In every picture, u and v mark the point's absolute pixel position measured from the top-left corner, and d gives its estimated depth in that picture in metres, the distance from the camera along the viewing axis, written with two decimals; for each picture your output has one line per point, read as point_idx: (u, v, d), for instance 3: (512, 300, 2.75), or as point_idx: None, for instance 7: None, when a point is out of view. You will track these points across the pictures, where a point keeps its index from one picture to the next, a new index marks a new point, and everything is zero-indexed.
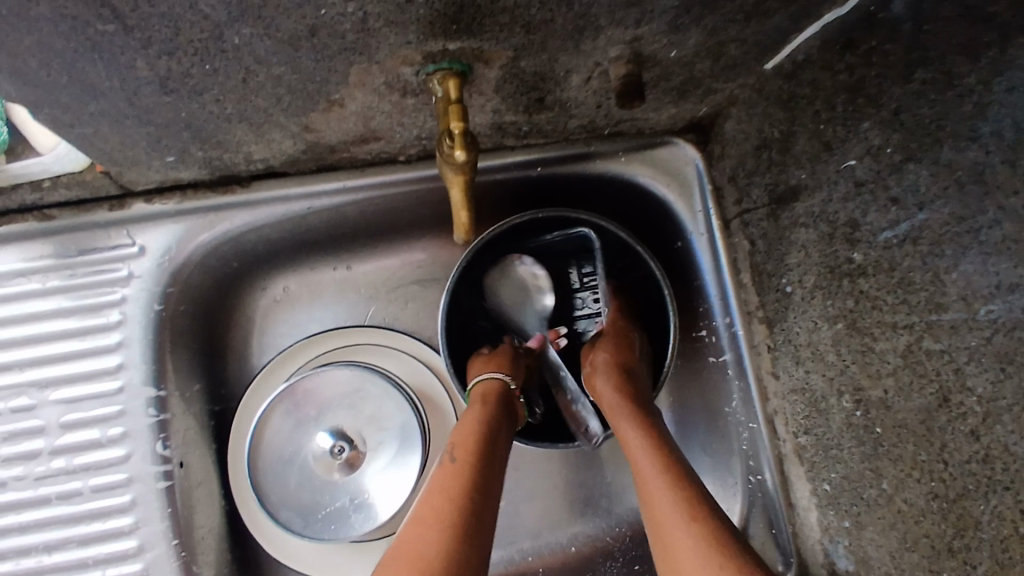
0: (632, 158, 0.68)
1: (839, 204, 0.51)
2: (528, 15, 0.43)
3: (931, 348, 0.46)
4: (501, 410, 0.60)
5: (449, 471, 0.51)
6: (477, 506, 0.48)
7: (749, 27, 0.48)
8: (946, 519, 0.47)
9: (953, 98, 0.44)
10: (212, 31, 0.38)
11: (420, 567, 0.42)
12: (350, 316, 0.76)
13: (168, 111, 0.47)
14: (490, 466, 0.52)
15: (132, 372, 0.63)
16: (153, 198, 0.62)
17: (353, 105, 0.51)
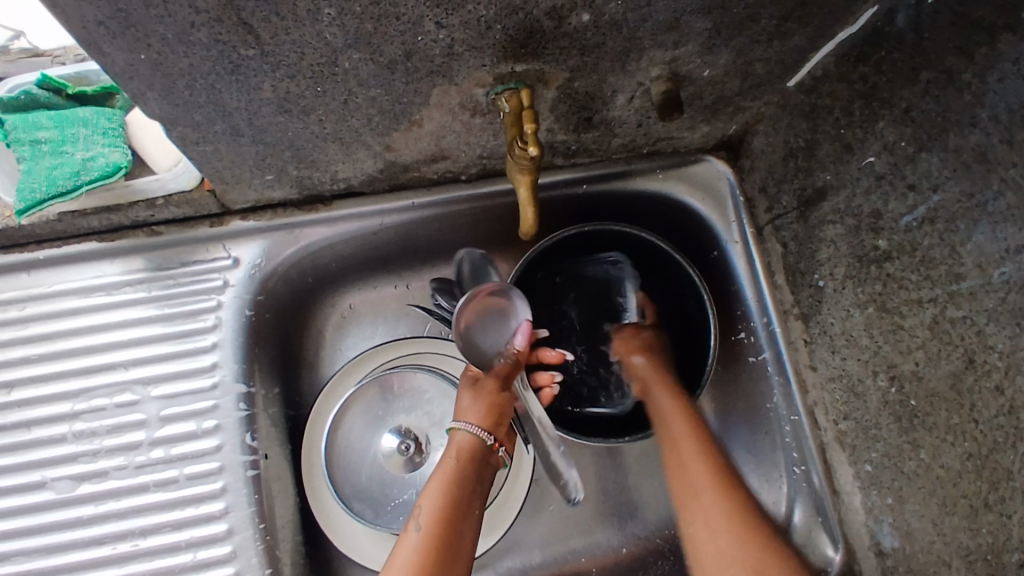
0: (669, 174, 0.75)
1: (862, 198, 0.57)
2: (585, 39, 0.51)
3: (955, 315, 0.50)
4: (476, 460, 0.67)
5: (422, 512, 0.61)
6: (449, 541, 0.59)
7: (772, 47, 0.56)
8: (980, 476, 0.51)
9: (954, 92, 0.48)
10: (329, 56, 0.47)
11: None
12: (411, 329, 0.83)
13: (279, 130, 0.56)
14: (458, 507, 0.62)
15: (225, 370, 0.70)
16: (247, 216, 0.70)
17: (430, 125, 0.59)
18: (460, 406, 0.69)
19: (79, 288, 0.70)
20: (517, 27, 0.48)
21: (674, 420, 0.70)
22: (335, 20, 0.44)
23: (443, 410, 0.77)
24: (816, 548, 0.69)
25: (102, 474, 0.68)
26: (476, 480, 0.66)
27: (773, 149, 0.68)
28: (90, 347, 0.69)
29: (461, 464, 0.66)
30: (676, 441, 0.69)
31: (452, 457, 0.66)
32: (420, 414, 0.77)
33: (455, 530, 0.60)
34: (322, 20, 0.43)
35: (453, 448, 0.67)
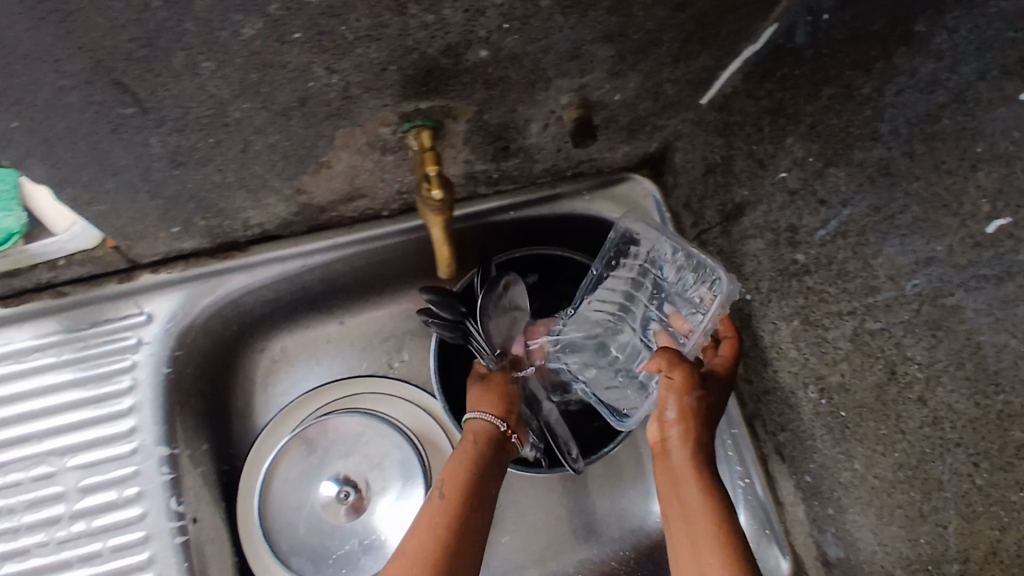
0: (595, 195, 0.75)
1: (779, 213, 0.58)
2: (487, 73, 0.49)
3: (873, 328, 0.51)
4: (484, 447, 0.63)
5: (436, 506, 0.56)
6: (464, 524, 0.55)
7: (679, 69, 0.56)
8: (913, 486, 0.51)
9: (854, 107, 0.49)
10: (216, 108, 0.45)
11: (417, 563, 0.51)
12: (347, 368, 0.80)
13: (176, 183, 0.53)
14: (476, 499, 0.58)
15: (145, 433, 0.67)
16: (158, 269, 0.68)
17: (339, 165, 0.57)
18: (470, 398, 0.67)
19: None
20: (414, 67, 0.46)
21: (687, 486, 0.54)
22: (216, 73, 0.42)
23: (381, 451, 0.75)
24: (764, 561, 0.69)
25: (23, 552, 0.65)
26: (490, 466, 0.62)
27: (693, 165, 0.68)
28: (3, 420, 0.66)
29: (480, 454, 0.62)
30: (688, 508, 0.53)
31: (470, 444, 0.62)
32: (358, 458, 0.74)
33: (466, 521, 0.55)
34: (201, 74, 0.41)
35: (467, 436, 0.63)
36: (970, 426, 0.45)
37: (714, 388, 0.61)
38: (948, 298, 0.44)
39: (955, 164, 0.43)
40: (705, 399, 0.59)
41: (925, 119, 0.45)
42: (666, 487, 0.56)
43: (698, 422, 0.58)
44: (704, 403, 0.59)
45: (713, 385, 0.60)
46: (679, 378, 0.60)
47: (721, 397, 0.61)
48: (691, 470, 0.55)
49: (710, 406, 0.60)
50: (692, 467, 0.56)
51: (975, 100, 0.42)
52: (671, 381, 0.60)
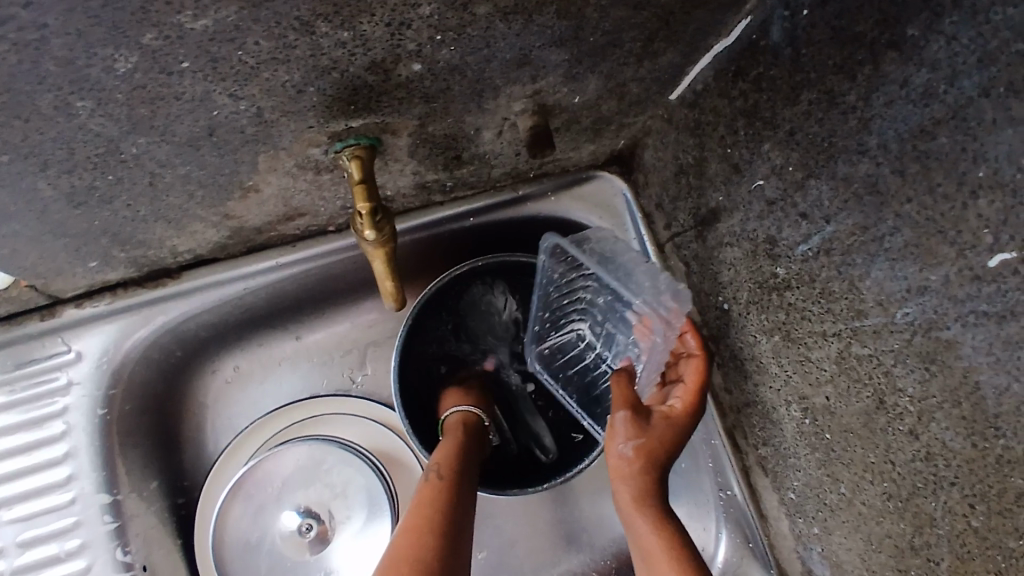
0: (561, 195, 0.69)
1: (756, 222, 0.53)
2: (425, 87, 0.43)
3: (860, 353, 0.46)
4: (471, 439, 0.64)
5: (432, 486, 0.56)
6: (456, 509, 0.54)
7: (643, 67, 0.51)
8: (903, 518, 0.47)
9: (838, 116, 0.43)
10: (107, 145, 0.40)
11: (418, 535, 0.50)
12: (306, 388, 0.75)
13: (82, 222, 0.47)
14: (467, 484, 0.58)
15: (83, 481, 0.63)
16: (83, 302, 0.62)
17: (269, 188, 0.51)
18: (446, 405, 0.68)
19: None
20: (335, 87, 0.40)
21: (638, 528, 0.53)
22: (96, 111, 0.36)
23: (344, 479, 0.71)
24: None
25: None
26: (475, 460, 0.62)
27: (664, 163, 0.63)
28: None
29: (459, 447, 0.61)
30: (643, 551, 0.52)
31: (454, 438, 0.63)
32: (319, 487, 0.70)
33: (457, 500, 0.55)
34: (79, 114, 0.36)
35: (451, 431, 0.64)
36: (966, 466, 0.41)
37: (662, 424, 0.56)
38: (943, 331, 0.40)
39: (954, 187, 0.38)
40: (652, 437, 0.55)
41: (918, 136, 0.39)
42: (624, 526, 0.55)
43: (648, 463, 0.54)
44: (652, 442, 0.55)
45: (659, 423, 0.56)
46: (620, 421, 0.55)
47: (673, 429, 0.56)
48: (638, 511, 0.54)
49: (662, 442, 0.55)
50: (639, 508, 0.54)
51: (977, 120, 0.36)
52: (615, 424, 0.55)
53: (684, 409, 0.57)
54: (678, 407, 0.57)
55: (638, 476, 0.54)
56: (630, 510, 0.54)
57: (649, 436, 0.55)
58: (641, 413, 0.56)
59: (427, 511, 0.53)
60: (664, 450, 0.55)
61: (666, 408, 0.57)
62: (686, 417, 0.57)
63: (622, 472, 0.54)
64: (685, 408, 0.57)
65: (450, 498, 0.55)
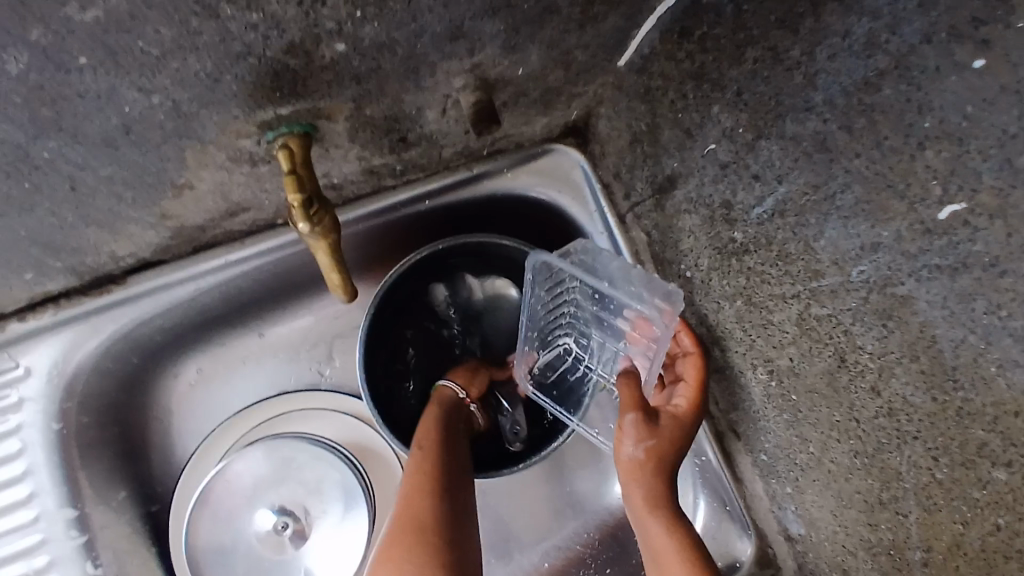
0: (517, 171, 0.68)
1: (711, 187, 0.52)
2: (353, 68, 0.41)
3: (820, 314, 0.45)
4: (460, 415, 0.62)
5: (420, 451, 0.55)
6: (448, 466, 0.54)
7: (586, 33, 0.49)
8: (870, 474, 0.47)
9: (783, 72, 0.42)
10: (17, 151, 0.37)
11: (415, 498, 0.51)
12: (271, 386, 0.73)
13: (6, 233, 0.45)
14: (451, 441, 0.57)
15: (45, 498, 0.61)
16: (26, 315, 0.60)
17: (204, 184, 0.49)
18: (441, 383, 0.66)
19: None
20: (255, 73, 0.38)
21: (649, 530, 0.53)
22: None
23: (316, 475, 0.70)
24: (727, 543, 0.66)
25: None
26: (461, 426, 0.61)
27: (619, 133, 0.61)
28: None
29: (444, 415, 0.60)
30: (655, 555, 0.51)
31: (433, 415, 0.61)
32: (292, 485, 0.69)
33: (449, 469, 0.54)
34: None
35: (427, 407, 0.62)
36: (928, 420, 0.40)
37: (667, 424, 0.56)
38: (898, 288, 0.39)
39: (901, 140, 0.37)
40: (662, 439, 0.55)
41: (863, 89, 0.38)
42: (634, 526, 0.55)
43: (658, 465, 0.54)
44: (659, 441, 0.55)
45: (668, 426, 0.56)
46: (630, 423, 0.55)
47: (681, 429, 0.56)
48: (650, 514, 0.53)
49: (672, 442, 0.55)
50: (650, 511, 0.53)
51: (921, 69, 0.35)
52: (627, 425, 0.56)
53: (689, 406, 0.57)
54: (682, 402, 0.58)
55: (651, 477, 0.54)
56: (642, 513, 0.54)
57: (660, 440, 0.55)
58: (652, 419, 0.56)
59: (418, 476, 0.53)
60: (674, 451, 0.55)
61: (672, 409, 0.57)
62: (692, 416, 0.57)
63: (635, 474, 0.54)
64: (690, 406, 0.57)
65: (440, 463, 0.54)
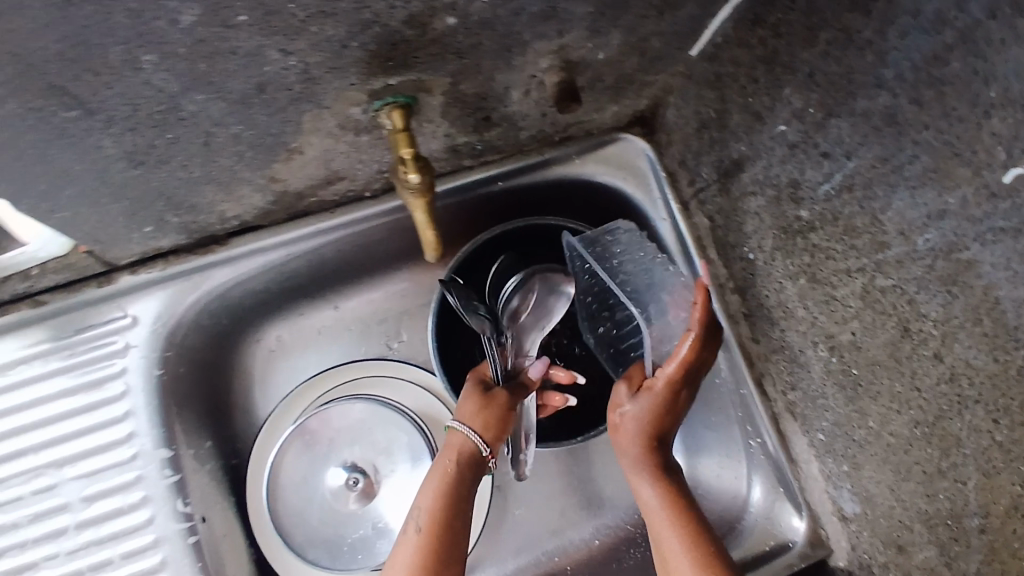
0: (586, 158, 0.71)
1: (779, 167, 0.55)
2: (457, 42, 0.46)
3: (885, 284, 0.49)
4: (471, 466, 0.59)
5: (415, 541, 0.54)
6: (443, 558, 0.53)
7: (664, 20, 0.52)
8: (930, 443, 0.49)
9: (854, 53, 0.46)
10: (167, 102, 0.42)
11: None
12: (345, 356, 0.78)
13: (140, 184, 0.50)
14: (453, 524, 0.55)
15: (143, 438, 0.67)
16: (138, 269, 0.66)
17: (312, 150, 0.54)
18: (460, 410, 0.61)
19: None
20: (376, 41, 0.43)
21: (642, 493, 0.57)
22: (160, 66, 0.38)
23: (387, 437, 0.75)
24: (782, 521, 0.68)
25: (31, 566, 0.64)
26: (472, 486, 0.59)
27: (686, 121, 0.65)
28: None
29: (454, 477, 0.58)
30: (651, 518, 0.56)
31: (450, 459, 0.59)
32: (365, 445, 0.75)
33: (455, 538, 0.55)
34: (144, 69, 0.38)
35: (445, 455, 0.59)
36: (989, 382, 0.44)
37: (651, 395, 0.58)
38: (964, 253, 0.43)
39: (967, 110, 0.40)
40: (641, 407, 0.57)
41: (931, 63, 0.42)
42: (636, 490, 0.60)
43: (642, 432, 0.58)
44: (648, 413, 0.57)
45: (649, 395, 0.57)
46: (616, 395, 0.60)
47: (663, 398, 0.58)
48: (641, 478, 0.57)
49: (655, 409, 0.57)
50: (641, 478, 0.57)
51: (985, 41, 0.39)
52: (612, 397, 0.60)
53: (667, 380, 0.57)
54: (665, 372, 0.57)
55: (634, 443, 0.58)
56: (634, 479, 0.58)
57: (640, 411, 0.58)
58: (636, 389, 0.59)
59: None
60: (660, 417, 0.58)
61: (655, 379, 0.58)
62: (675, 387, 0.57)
63: (619, 440, 0.59)
64: (671, 378, 0.57)
65: (435, 560, 0.53)
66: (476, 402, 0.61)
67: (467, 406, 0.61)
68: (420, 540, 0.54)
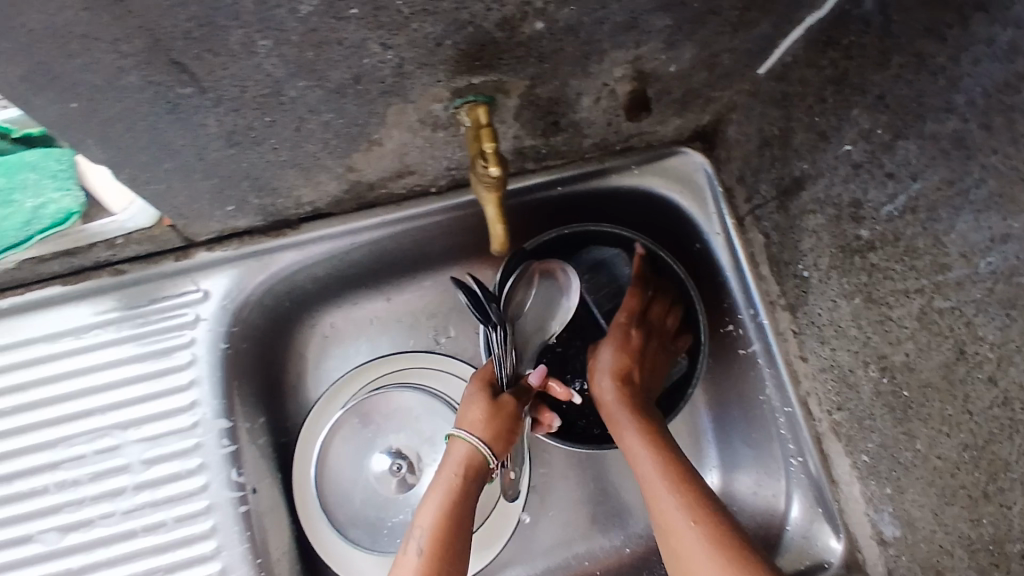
0: (644, 169, 0.73)
1: (841, 186, 0.56)
2: (541, 46, 0.48)
3: (942, 306, 0.50)
4: (475, 475, 0.63)
5: (416, 563, 0.56)
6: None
7: (737, 37, 0.54)
8: (977, 467, 0.51)
9: (927, 76, 0.48)
10: (272, 87, 0.45)
11: None
12: (394, 346, 0.80)
13: (231, 163, 0.53)
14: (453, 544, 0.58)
15: (204, 407, 0.70)
16: (214, 246, 0.69)
17: (390, 142, 0.57)
18: (466, 417, 0.64)
19: (48, 334, 0.69)
20: (468, 41, 0.45)
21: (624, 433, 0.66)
22: (273, 51, 0.41)
23: (432, 428, 0.77)
24: (819, 541, 0.68)
25: (89, 522, 0.68)
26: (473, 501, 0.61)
27: (748, 137, 0.66)
28: (66, 395, 0.69)
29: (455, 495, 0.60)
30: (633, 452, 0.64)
31: (457, 474, 0.62)
32: (410, 433, 0.77)
33: (454, 560, 0.57)
34: (258, 53, 0.41)
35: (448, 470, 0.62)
36: None
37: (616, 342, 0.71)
38: None
39: None
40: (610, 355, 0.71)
41: (1003, 89, 0.44)
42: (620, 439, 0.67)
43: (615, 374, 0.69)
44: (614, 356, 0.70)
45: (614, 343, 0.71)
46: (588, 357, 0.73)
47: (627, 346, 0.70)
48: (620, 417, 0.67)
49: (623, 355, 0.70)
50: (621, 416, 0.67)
51: None
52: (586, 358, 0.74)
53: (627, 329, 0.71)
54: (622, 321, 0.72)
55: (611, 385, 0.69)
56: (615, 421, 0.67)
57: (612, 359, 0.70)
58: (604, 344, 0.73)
59: None
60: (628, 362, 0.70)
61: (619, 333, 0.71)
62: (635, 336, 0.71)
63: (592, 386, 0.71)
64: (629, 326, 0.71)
65: None
66: (483, 413, 0.64)
67: (472, 414, 0.64)
68: (422, 564, 0.56)
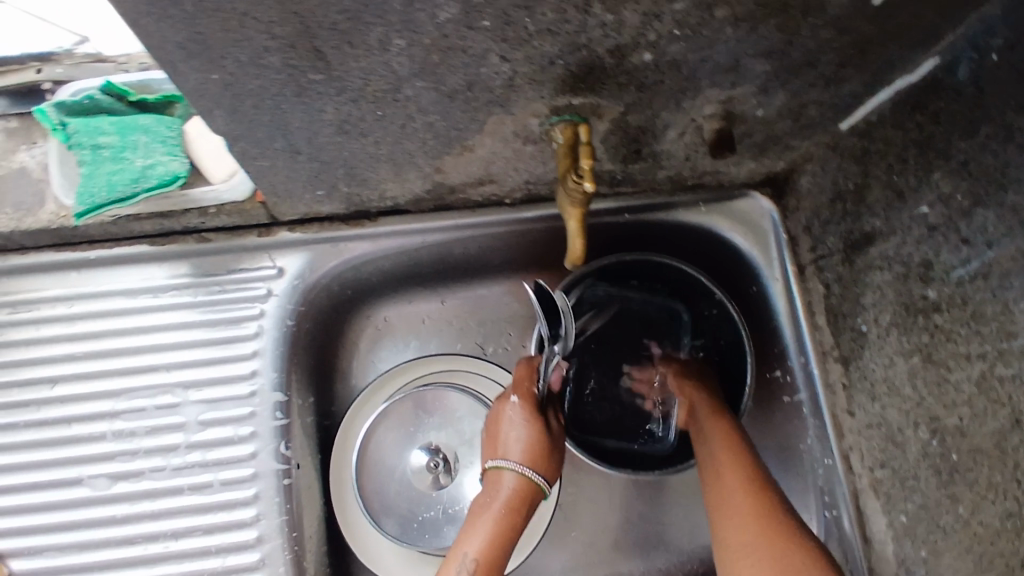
0: (711, 208, 0.74)
1: (913, 247, 0.58)
2: (644, 76, 0.51)
3: (1004, 373, 0.51)
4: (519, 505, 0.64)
5: None
6: None
7: (827, 91, 0.56)
8: (1019, 535, 0.51)
9: (1014, 150, 0.50)
10: (393, 84, 0.48)
11: None
12: (441, 347, 0.83)
13: (335, 150, 0.57)
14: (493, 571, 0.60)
15: (263, 378, 0.72)
16: (294, 228, 0.72)
17: (481, 150, 0.60)
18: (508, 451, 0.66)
19: (127, 289, 0.73)
20: (578, 63, 0.48)
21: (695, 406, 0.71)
22: (403, 50, 0.45)
23: (473, 431, 0.79)
24: None
25: (139, 474, 0.70)
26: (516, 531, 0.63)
27: (821, 189, 0.68)
28: (135, 348, 0.72)
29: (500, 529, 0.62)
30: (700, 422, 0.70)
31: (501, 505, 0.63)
32: (451, 432, 0.79)
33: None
34: (390, 50, 0.45)
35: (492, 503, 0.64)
36: None
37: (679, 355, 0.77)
38: None
39: None
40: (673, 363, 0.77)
41: None
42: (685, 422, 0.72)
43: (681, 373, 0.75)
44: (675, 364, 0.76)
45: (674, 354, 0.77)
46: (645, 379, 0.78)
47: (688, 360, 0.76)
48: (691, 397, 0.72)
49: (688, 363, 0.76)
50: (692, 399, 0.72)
51: None
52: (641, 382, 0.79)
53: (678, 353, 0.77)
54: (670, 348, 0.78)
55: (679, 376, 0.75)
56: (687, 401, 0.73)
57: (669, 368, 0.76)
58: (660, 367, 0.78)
59: None
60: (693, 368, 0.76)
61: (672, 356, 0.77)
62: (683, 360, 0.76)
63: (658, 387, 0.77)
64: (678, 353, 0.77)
65: None
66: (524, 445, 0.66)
67: (513, 447, 0.66)
68: None
